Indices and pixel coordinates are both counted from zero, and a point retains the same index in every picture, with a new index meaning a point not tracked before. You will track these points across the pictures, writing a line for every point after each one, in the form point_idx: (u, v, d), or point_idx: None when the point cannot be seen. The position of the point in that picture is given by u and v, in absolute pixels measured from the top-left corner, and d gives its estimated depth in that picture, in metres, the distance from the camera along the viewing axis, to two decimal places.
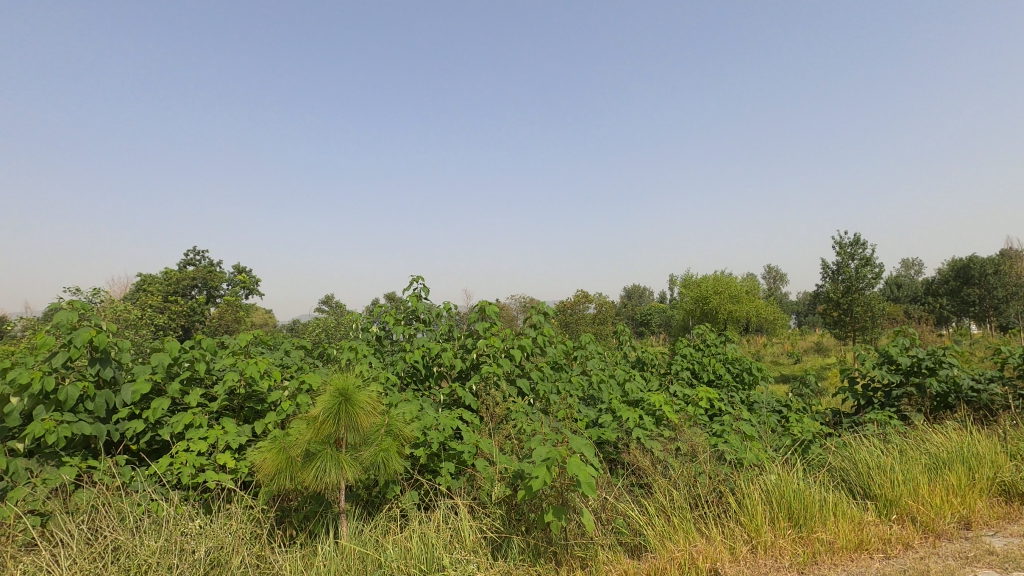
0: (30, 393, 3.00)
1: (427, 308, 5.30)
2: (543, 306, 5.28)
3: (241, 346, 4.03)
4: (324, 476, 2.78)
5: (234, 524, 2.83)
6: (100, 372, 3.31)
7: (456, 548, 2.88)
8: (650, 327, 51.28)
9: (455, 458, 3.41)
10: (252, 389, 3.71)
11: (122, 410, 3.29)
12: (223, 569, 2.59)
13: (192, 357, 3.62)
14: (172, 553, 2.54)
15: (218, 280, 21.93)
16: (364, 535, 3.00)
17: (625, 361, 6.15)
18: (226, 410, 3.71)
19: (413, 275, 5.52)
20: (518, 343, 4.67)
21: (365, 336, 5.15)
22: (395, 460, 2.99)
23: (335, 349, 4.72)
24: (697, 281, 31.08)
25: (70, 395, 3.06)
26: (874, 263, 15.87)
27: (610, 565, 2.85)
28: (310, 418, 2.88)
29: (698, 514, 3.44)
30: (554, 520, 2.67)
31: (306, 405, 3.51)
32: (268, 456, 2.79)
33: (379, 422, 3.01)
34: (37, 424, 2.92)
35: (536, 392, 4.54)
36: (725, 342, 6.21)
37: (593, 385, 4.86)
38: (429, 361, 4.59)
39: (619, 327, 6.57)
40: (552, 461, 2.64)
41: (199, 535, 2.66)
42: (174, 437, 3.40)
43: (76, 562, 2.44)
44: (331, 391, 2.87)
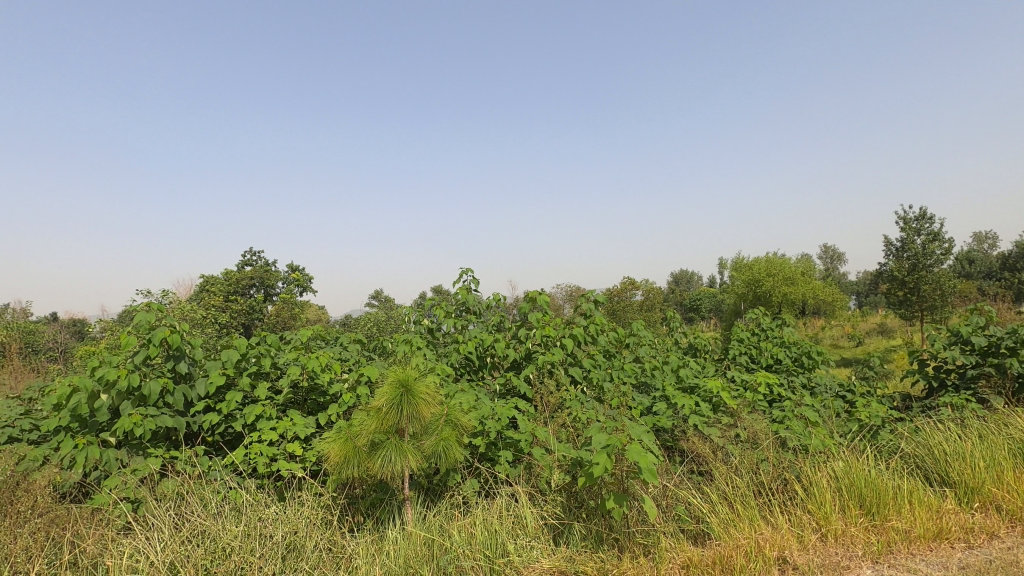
0: (117, 389, 3.23)
1: (477, 300, 5.33)
2: (592, 295, 5.25)
3: (302, 341, 4.20)
4: (389, 464, 2.88)
5: (306, 510, 2.96)
6: (176, 368, 3.52)
7: (519, 534, 2.93)
8: (700, 313, 50.09)
9: (512, 447, 3.46)
10: (314, 382, 3.86)
11: (198, 404, 3.49)
12: (299, 552, 2.72)
13: (258, 353, 3.81)
14: (252, 537, 2.69)
15: (274, 280, 22.82)
16: (429, 521, 3.09)
17: (677, 347, 6.06)
18: (292, 403, 3.88)
19: (461, 268, 5.59)
20: (570, 332, 4.67)
21: (418, 329, 5.25)
22: (455, 449, 3.07)
23: (389, 342, 4.85)
24: (748, 264, 30.08)
25: (152, 390, 3.27)
26: (943, 238, 14.94)
27: (674, 552, 2.82)
28: (372, 410, 2.97)
29: (763, 502, 3.37)
30: (616, 507, 2.67)
31: (366, 397, 3.63)
32: (335, 446, 2.91)
33: (439, 412, 3.08)
34: (126, 418, 3.14)
35: (589, 380, 4.53)
36: (782, 325, 6.01)
37: (646, 372, 4.80)
38: (482, 352, 4.65)
39: (669, 313, 6.46)
40: (612, 448, 2.63)
41: (275, 521, 2.81)
42: (246, 429, 3.58)
43: (168, 544, 2.62)
44: (392, 383, 2.96)
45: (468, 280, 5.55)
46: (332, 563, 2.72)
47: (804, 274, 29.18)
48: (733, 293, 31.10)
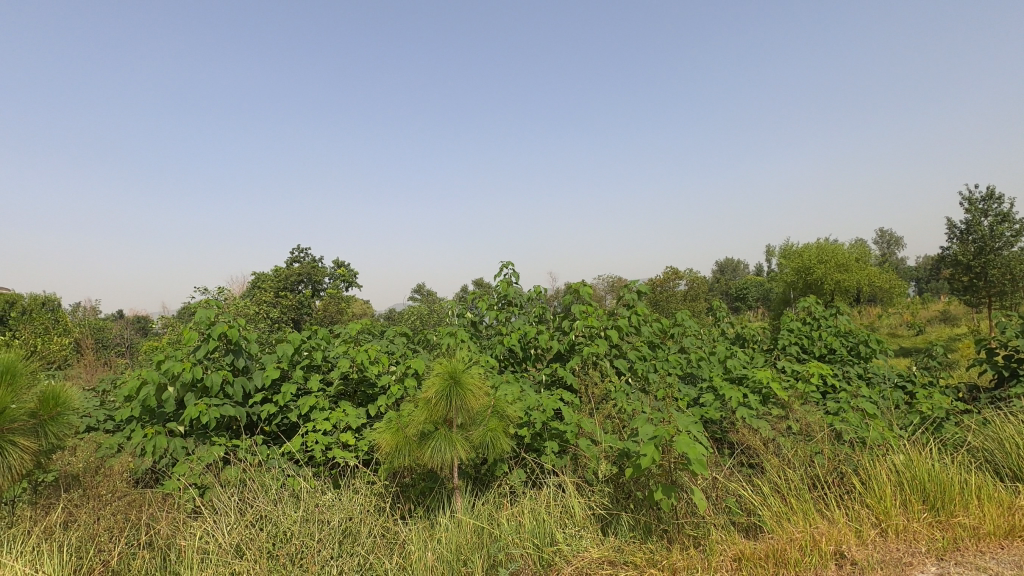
0: (182, 381, 3.42)
1: (519, 292, 5.35)
2: (635, 286, 5.21)
3: (351, 335, 4.33)
4: (439, 454, 2.94)
5: (361, 498, 3.07)
6: (235, 362, 3.70)
7: (568, 523, 2.96)
8: (747, 302, 48.71)
9: (558, 438, 3.47)
10: (363, 374, 3.97)
11: (256, 395, 3.65)
12: (354, 537, 2.82)
13: (310, 347, 3.95)
14: (311, 522, 2.81)
15: (321, 276, 23.51)
16: (478, 509, 3.15)
17: (724, 338, 5.92)
18: (343, 394, 4.01)
19: (503, 261, 5.62)
20: (613, 323, 4.64)
21: (461, 322, 5.34)
22: (502, 439, 3.11)
23: (434, 335, 4.93)
24: (798, 251, 29.03)
25: (214, 382, 3.44)
26: (1014, 219, 14.01)
27: (725, 544, 2.78)
28: (421, 401, 3.05)
29: (818, 495, 3.27)
30: (665, 498, 2.65)
31: (414, 388, 3.72)
32: (386, 436, 2.99)
33: (486, 403, 3.13)
34: (191, 408, 3.33)
35: (633, 371, 4.49)
36: (836, 314, 5.77)
37: (693, 363, 4.72)
38: (525, 344, 4.68)
39: (715, 302, 6.31)
40: (659, 439, 2.60)
41: (332, 507, 2.93)
42: (301, 419, 3.73)
43: (234, 527, 2.76)
44: (440, 374, 3.03)
45: (510, 273, 5.57)
46: (386, 548, 2.82)
47: (858, 259, 27.93)
48: (781, 281, 30.10)
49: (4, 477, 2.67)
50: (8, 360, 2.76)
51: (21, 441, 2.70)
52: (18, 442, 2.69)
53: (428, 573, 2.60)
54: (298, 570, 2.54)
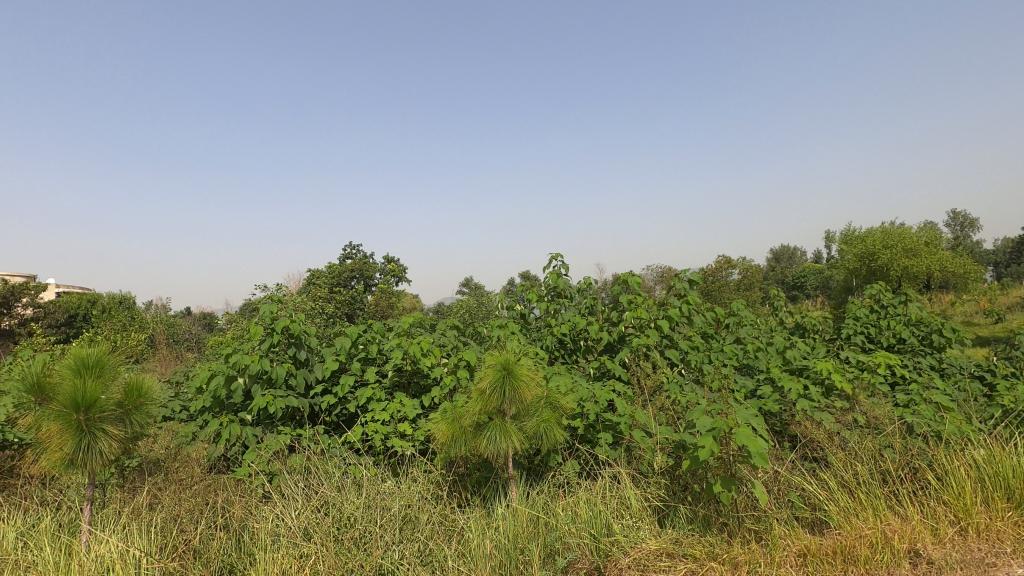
0: (249, 373, 3.60)
1: (568, 284, 5.31)
2: (686, 276, 5.10)
3: (404, 328, 4.44)
4: (494, 444, 2.99)
5: (419, 486, 3.16)
6: (296, 354, 3.86)
7: (624, 515, 2.94)
8: (805, 290, 46.73)
9: (612, 429, 3.45)
10: (417, 366, 4.06)
11: (317, 386, 3.81)
12: (414, 523, 2.91)
13: (366, 339, 4.08)
14: (373, 508, 2.91)
15: (372, 271, 24.13)
16: (534, 499, 3.18)
17: (783, 328, 5.70)
18: (398, 386, 4.12)
19: (552, 253, 5.59)
20: (665, 313, 4.56)
21: (512, 314, 5.32)
22: (556, 430, 3.12)
23: (485, 328, 4.97)
24: (860, 236, 27.58)
25: (278, 373, 3.61)
26: None
27: (789, 540, 2.70)
28: (476, 392, 3.10)
29: (889, 491, 3.13)
30: (724, 491, 2.60)
31: (467, 380, 3.78)
32: (442, 426, 3.06)
33: (539, 394, 3.15)
34: (259, 399, 3.50)
35: (687, 363, 4.40)
36: (906, 302, 5.45)
37: (749, 354, 4.58)
38: (575, 336, 4.65)
39: (772, 291, 6.07)
40: (718, 431, 2.54)
41: (392, 494, 3.02)
42: (359, 410, 3.86)
43: (302, 511, 2.90)
44: (494, 366, 3.07)
45: (559, 264, 5.54)
46: (445, 535, 2.89)
47: (928, 244, 26.27)
48: (843, 267, 28.69)
49: (96, 461, 2.93)
50: (96, 354, 3.02)
51: (110, 428, 2.95)
52: (106, 429, 2.94)
53: (487, 560, 2.65)
54: (363, 554, 2.64)
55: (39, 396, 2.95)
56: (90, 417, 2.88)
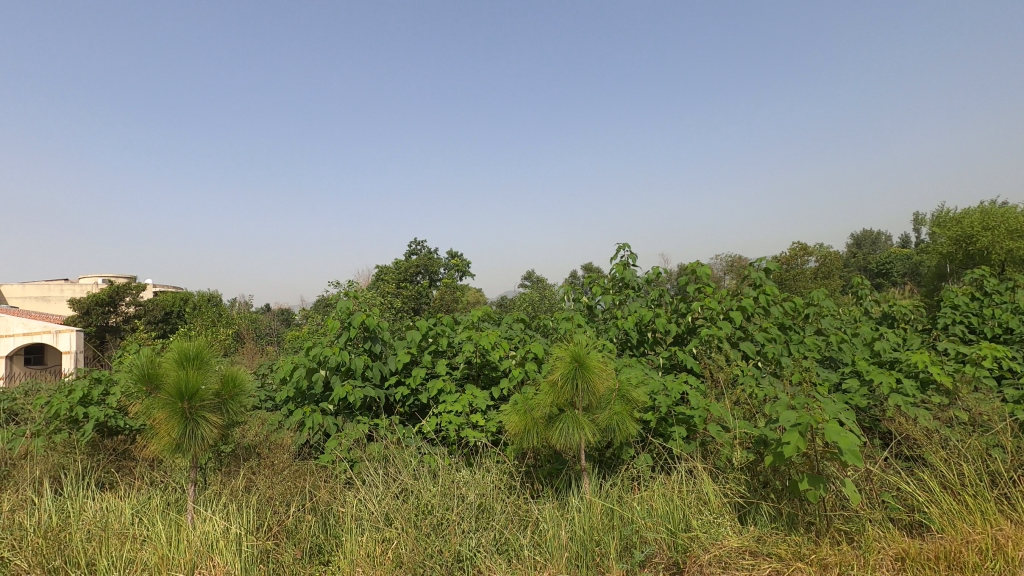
0: (329, 365, 3.78)
1: (635, 275, 5.20)
2: (761, 264, 4.89)
3: (472, 321, 4.51)
4: (566, 437, 2.99)
5: (492, 476, 3.21)
6: (371, 347, 4.02)
7: (703, 510, 2.88)
8: (890, 277, 43.53)
9: (685, 423, 3.37)
10: (485, 358, 4.12)
11: (391, 378, 3.95)
12: (490, 512, 2.97)
13: (436, 332, 4.18)
14: (450, 496, 2.99)
15: (437, 266, 24.65)
16: (608, 492, 3.15)
17: (869, 318, 5.34)
18: (467, 378, 4.19)
19: (618, 243, 5.49)
20: (738, 304, 4.38)
21: (577, 306, 5.27)
22: (629, 423, 3.09)
23: (551, 320, 4.96)
24: (954, 217, 25.32)
25: (356, 365, 3.78)
26: None
27: (885, 542, 2.55)
28: (547, 384, 3.11)
29: (999, 494, 2.88)
30: (811, 490, 2.48)
31: (535, 372, 3.80)
32: (514, 418, 3.09)
33: (611, 386, 3.13)
34: (340, 389, 3.68)
35: (763, 355, 4.22)
36: (1014, 289, 4.96)
37: (832, 346, 4.33)
38: (643, 327, 4.56)
39: (856, 279, 5.69)
40: (805, 427, 2.42)
41: (467, 483, 3.09)
42: (431, 401, 3.97)
43: (383, 497, 3.02)
44: (565, 358, 3.07)
45: (625, 255, 5.43)
46: (520, 525, 2.93)
47: None
48: (935, 252, 26.45)
49: (198, 446, 3.18)
50: (196, 347, 3.27)
51: (209, 416, 3.19)
52: (206, 416, 3.18)
53: (563, 552, 2.67)
54: (441, 540, 2.72)
55: (148, 385, 3.24)
56: (192, 405, 3.13)
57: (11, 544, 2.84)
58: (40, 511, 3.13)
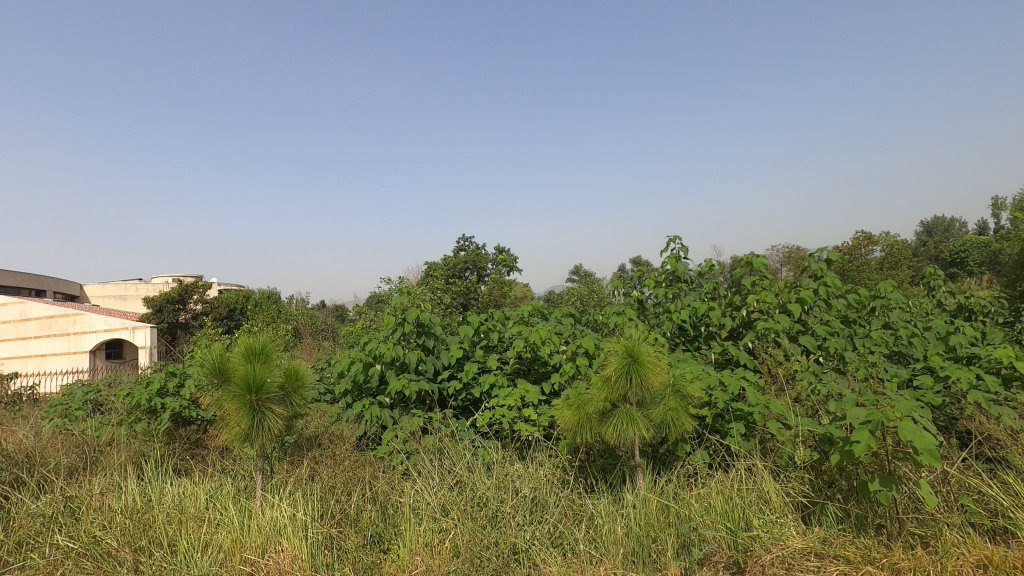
0: (384, 359, 3.89)
1: (688, 268, 5.08)
2: (822, 255, 4.67)
3: (522, 316, 4.53)
4: (620, 432, 2.97)
5: (546, 470, 3.23)
6: (425, 342, 4.11)
7: (764, 509, 2.80)
8: (966, 266, 40.68)
9: (744, 419, 3.28)
10: (536, 353, 4.13)
11: (444, 372, 4.02)
12: (544, 506, 2.98)
13: (487, 327, 4.22)
14: (504, 489, 3.02)
15: (485, 261, 24.82)
16: (663, 488, 3.11)
17: (942, 311, 5.01)
18: (518, 372, 4.22)
19: (670, 236, 5.37)
20: (798, 296, 4.22)
21: (627, 301, 5.15)
22: (685, 419, 3.04)
23: (601, 315, 4.92)
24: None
25: (410, 360, 3.87)
26: None
27: (965, 548, 2.41)
28: (601, 379, 3.09)
29: None
30: (883, 490, 2.37)
31: (587, 367, 3.79)
32: (568, 413, 3.09)
33: (665, 382, 3.08)
34: (396, 383, 3.78)
35: (826, 350, 4.04)
36: None
37: (902, 340, 4.11)
38: (697, 321, 4.45)
39: (927, 269, 5.36)
40: (876, 425, 2.30)
41: (521, 477, 3.11)
42: (483, 395, 4.02)
43: (439, 488, 3.09)
44: (619, 352, 3.04)
45: (678, 248, 5.30)
46: (574, 520, 2.94)
47: None
48: (1017, 238, 24.49)
49: (266, 436, 3.34)
50: (261, 343, 3.43)
51: (274, 408, 3.35)
52: (272, 408, 3.34)
53: (619, 547, 2.67)
54: (497, 532, 2.76)
55: (218, 378, 3.42)
56: (259, 398, 3.29)
57: (102, 524, 3.08)
58: (126, 494, 3.38)
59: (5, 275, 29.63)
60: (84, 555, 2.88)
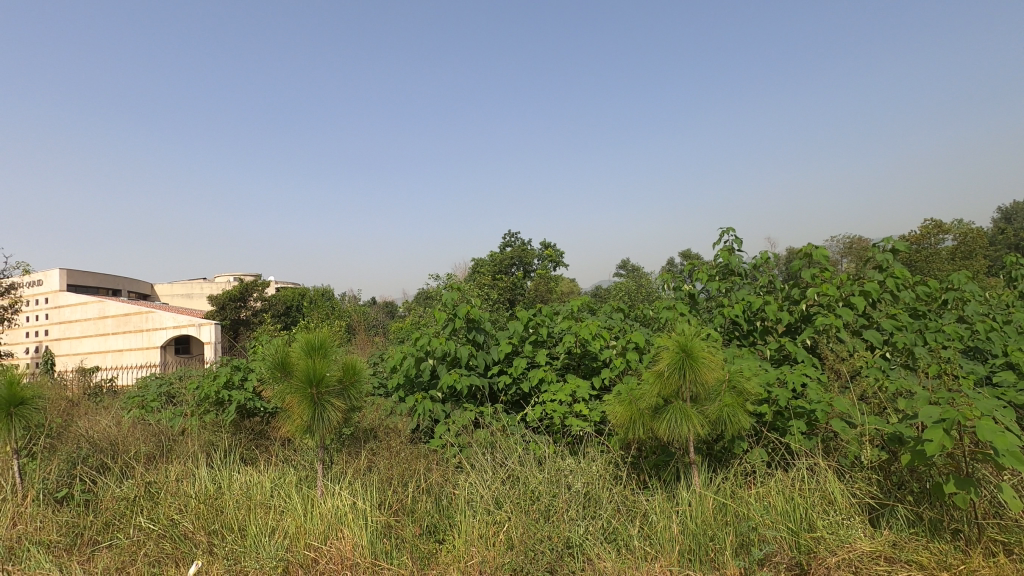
0: (436, 354, 3.97)
1: (742, 261, 4.93)
2: (888, 245, 4.43)
3: (571, 312, 4.52)
4: (674, 428, 2.92)
5: (598, 465, 3.22)
6: (475, 337, 4.16)
7: (828, 510, 2.70)
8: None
9: (805, 416, 3.16)
10: (586, 348, 4.11)
11: (494, 367, 4.06)
12: (597, 501, 2.98)
13: (537, 322, 4.23)
14: (557, 483, 3.03)
15: (531, 257, 24.80)
16: (720, 486, 3.04)
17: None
18: (568, 368, 4.21)
19: (723, 228, 5.22)
20: (862, 289, 4.02)
21: (678, 295, 5.05)
22: (741, 415, 2.97)
23: (651, 309, 4.83)
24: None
25: (462, 355, 3.93)
26: None
27: None
28: (653, 374, 3.05)
29: None
30: (960, 493, 2.24)
31: (638, 362, 3.74)
32: (620, 408, 3.06)
33: (721, 377, 3.01)
34: (447, 378, 3.85)
35: (893, 345, 3.83)
36: None
37: (979, 335, 3.85)
38: (752, 316, 4.31)
39: (1007, 259, 4.99)
40: (951, 424, 2.17)
41: (574, 471, 3.11)
42: (533, 390, 4.03)
43: (492, 481, 3.13)
44: (672, 347, 2.99)
45: (731, 240, 5.15)
46: (628, 516, 2.92)
47: None
48: None
49: (325, 428, 3.47)
50: (320, 338, 3.56)
51: (333, 401, 3.47)
52: (331, 401, 3.47)
53: (674, 545, 2.65)
54: (550, 526, 2.78)
55: (281, 372, 3.58)
56: (319, 391, 3.42)
57: (179, 508, 3.30)
58: (198, 481, 3.56)
59: (86, 275, 31.92)
60: (164, 536, 3.13)
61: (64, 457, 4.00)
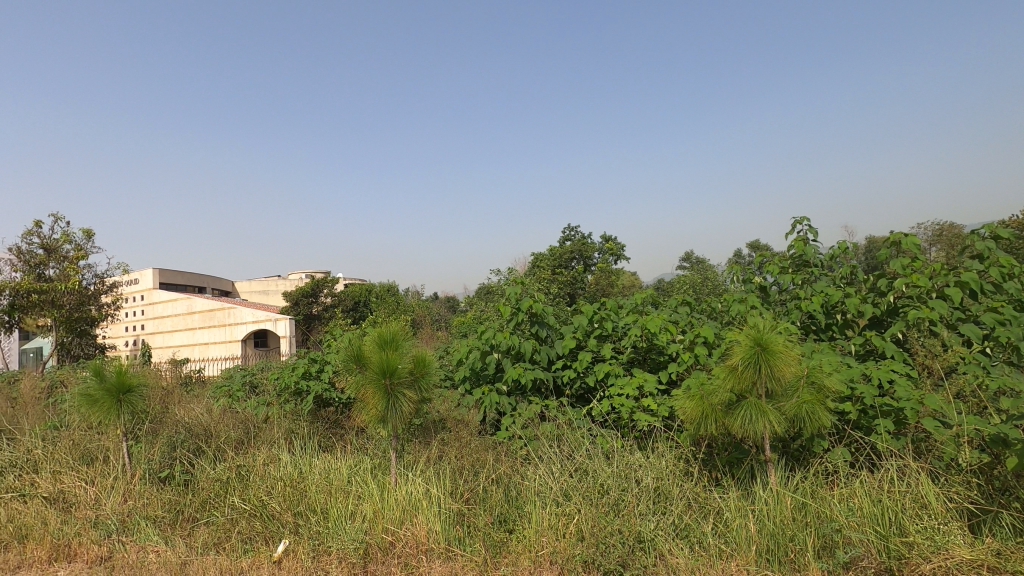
0: (501, 348, 4.02)
1: (818, 251, 4.67)
2: (988, 231, 4.07)
3: (636, 305, 4.45)
4: (749, 424, 2.83)
5: (668, 461, 3.16)
6: (539, 331, 4.18)
7: (921, 515, 2.55)
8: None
9: (893, 415, 2.96)
10: (652, 343, 4.04)
11: (559, 361, 4.07)
12: (668, 497, 2.93)
13: (601, 316, 4.20)
14: (626, 478, 3.01)
15: (591, 251, 24.55)
16: (799, 486, 2.92)
17: None
18: (633, 362, 4.16)
19: (797, 217, 4.97)
20: (958, 279, 3.71)
21: (749, 288, 4.85)
22: (822, 413, 2.84)
23: (720, 303, 4.68)
24: None
25: (526, 348, 3.97)
26: None
27: None
28: (726, 368, 2.96)
29: None
30: None
31: (706, 357, 3.65)
32: (690, 404, 2.98)
33: (798, 372, 2.89)
34: (513, 371, 3.90)
35: (994, 339, 3.53)
36: None
37: None
38: (831, 308, 4.09)
39: None
40: None
41: (643, 466, 3.08)
42: (598, 385, 4.01)
43: (560, 474, 3.15)
44: (746, 341, 2.89)
45: (806, 229, 4.89)
46: (701, 512, 2.86)
47: None
48: None
49: (398, 418, 3.61)
50: (392, 332, 3.70)
51: (405, 392, 3.60)
52: (403, 392, 3.60)
53: (752, 544, 2.58)
54: (621, 520, 2.77)
55: (356, 364, 3.75)
56: (392, 382, 3.56)
57: (267, 490, 3.53)
58: (282, 465, 3.80)
59: (176, 275, 34.54)
60: (255, 515, 3.37)
61: (165, 440, 4.37)
